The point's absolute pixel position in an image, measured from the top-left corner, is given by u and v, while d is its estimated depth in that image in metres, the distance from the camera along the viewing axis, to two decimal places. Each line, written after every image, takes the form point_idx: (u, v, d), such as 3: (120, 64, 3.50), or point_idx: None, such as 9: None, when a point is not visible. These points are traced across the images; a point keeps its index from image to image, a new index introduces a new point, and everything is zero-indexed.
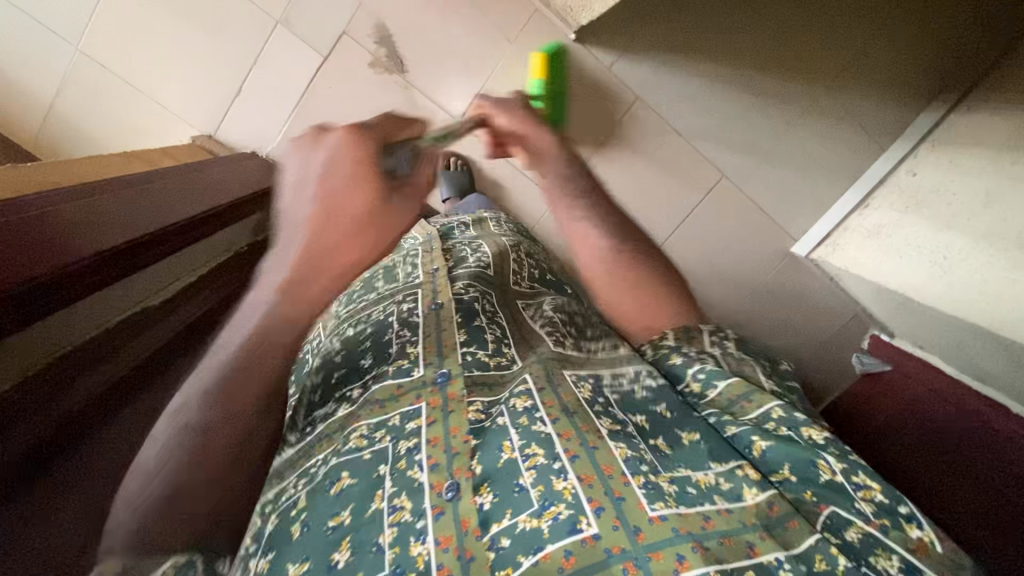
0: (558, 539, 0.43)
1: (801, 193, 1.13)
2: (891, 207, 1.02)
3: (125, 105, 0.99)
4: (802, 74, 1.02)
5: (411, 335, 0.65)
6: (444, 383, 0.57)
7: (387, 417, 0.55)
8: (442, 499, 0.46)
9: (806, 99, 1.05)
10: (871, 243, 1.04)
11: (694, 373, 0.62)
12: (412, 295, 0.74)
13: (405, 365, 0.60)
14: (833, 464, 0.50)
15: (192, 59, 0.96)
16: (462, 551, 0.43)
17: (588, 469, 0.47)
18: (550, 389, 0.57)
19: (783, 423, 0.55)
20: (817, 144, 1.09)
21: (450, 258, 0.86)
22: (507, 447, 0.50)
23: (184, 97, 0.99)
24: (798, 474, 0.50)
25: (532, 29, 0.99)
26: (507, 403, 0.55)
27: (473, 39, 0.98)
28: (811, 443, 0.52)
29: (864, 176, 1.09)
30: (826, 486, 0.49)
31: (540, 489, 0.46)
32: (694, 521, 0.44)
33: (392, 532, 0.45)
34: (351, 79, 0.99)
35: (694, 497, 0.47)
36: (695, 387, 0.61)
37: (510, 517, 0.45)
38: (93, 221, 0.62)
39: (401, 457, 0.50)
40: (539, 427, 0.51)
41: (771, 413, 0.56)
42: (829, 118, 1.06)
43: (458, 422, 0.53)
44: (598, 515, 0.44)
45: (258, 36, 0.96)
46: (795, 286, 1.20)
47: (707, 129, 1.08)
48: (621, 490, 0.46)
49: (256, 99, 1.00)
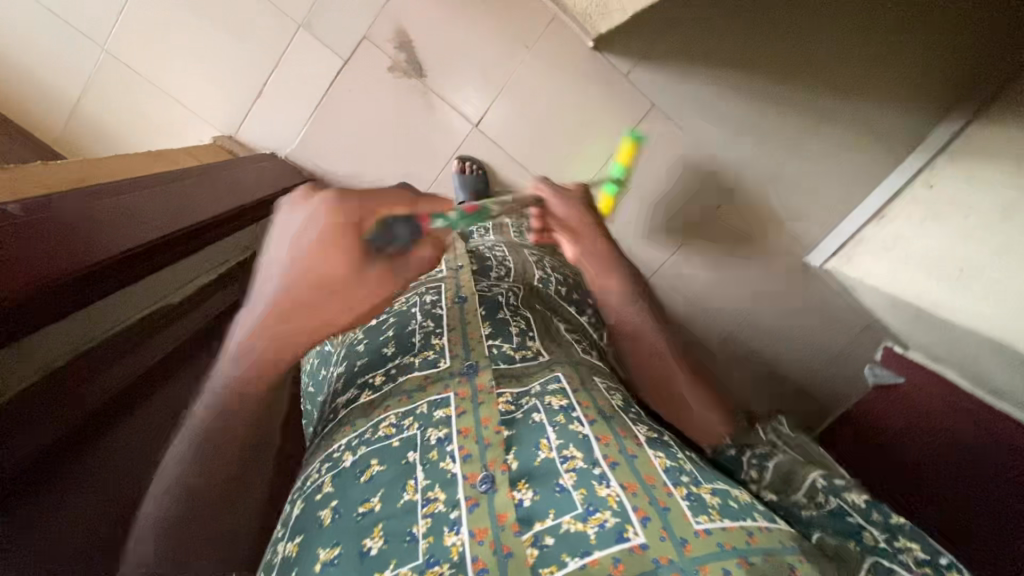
0: (606, 547, 0.43)
1: (815, 203, 1.13)
2: (908, 218, 1.02)
3: (149, 104, 1.00)
4: (818, 83, 1.02)
5: (435, 326, 0.66)
6: (472, 374, 0.58)
7: (415, 405, 0.56)
8: (477, 491, 0.47)
9: (822, 110, 1.05)
10: (887, 254, 1.03)
11: (749, 458, 0.58)
12: (436, 287, 0.74)
13: (431, 356, 0.61)
14: (877, 534, 0.46)
15: (215, 60, 0.98)
16: (498, 547, 0.43)
17: (630, 477, 0.48)
18: (585, 392, 0.58)
19: (827, 492, 0.51)
20: (832, 155, 1.09)
21: (473, 257, 0.85)
22: (545, 445, 0.51)
23: (206, 97, 1.00)
24: (839, 533, 0.47)
25: (549, 35, 0.99)
26: (542, 400, 0.56)
27: (491, 44, 0.99)
28: (856, 512, 0.48)
29: (882, 186, 1.08)
30: (867, 547, 0.45)
31: (583, 493, 0.46)
32: (737, 536, 0.44)
33: (426, 522, 0.45)
34: (371, 83, 1.00)
35: (736, 511, 0.47)
36: (753, 473, 0.57)
37: (554, 517, 0.45)
38: (109, 217, 0.61)
39: (433, 448, 0.51)
40: (578, 427, 0.52)
41: (818, 482, 0.52)
42: (845, 128, 1.06)
43: (490, 413, 0.53)
44: (645, 525, 0.44)
45: (280, 39, 0.97)
46: (810, 296, 1.19)
47: (723, 137, 1.08)
48: (666, 500, 0.46)
49: (277, 101, 1.01)
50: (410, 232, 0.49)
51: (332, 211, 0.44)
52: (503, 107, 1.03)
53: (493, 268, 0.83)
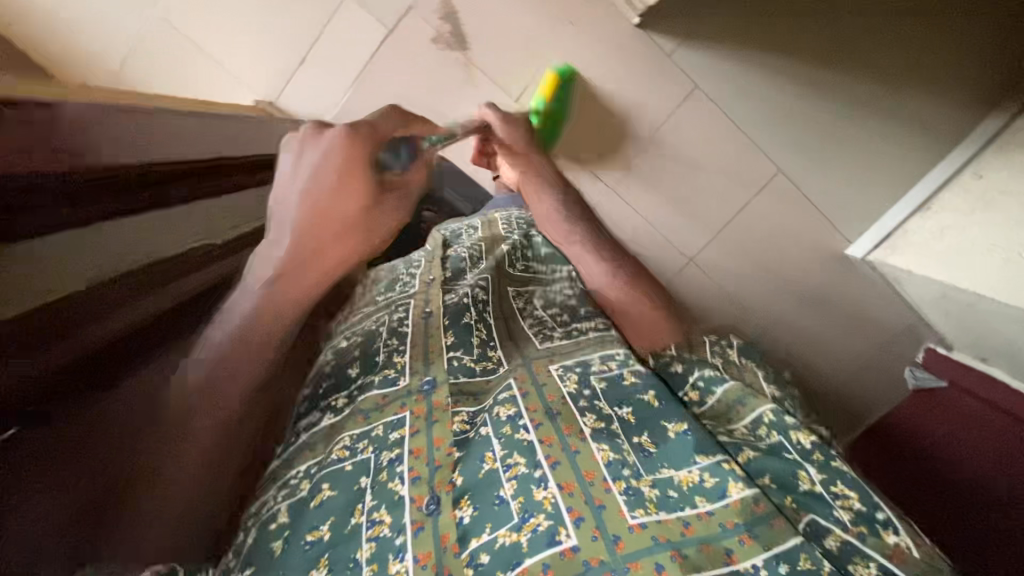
0: (537, 553, 0.42)
1: (855, 196, 1.10)
2: (955, 209, 0.99)
3: (191, 66, 1.01)
4: (866, 73, 1.00)
5: (399, 343, 0.66)
6: (429, 391, 0.57)
7: (371, 428, 0.55)
8: (423, 513, 0.46)
9: (868, 98, 1.03)
10: (933, 245, 0.99)
11: (693, 380, 0.65)
12: (405, 305, 0.75)
13: (391, 373, 0.61)
14: (813, 475, 0.52)
15: (259, 23, 0.98)
16: (440, 568, 0.42)
17: (568, 476, 0.47)
18: (535, 394, 0.57)
19: (773, 430, 0.57)
20: (876, 145, 1.06)
21: (448, 265, 0.86)
22: (489, 458, 0.50)
23: (247, 61, 1.00)
24: (779, 481, 0.52)
25: (595, 13, 0.99)
26: (492, 412, 0.55)
27: (535, 18, 0.99)
28: (798, 451, 0.55)
29: (925, 178, 1.06)
30: (805, 493, 0.51)
31: (521, 501, 0.46)
32: (673, 529, 0.44)
33: (370, 548, 0.44)
34: (414, 53, 1.00)
35: (673, 502, 0.47)
36: (695, 395, 0.64)
37: (490, 530, 0.44)
38: (130, 147, 0.57)
39: (383, 469, 0.50)
40: (523, 436, 0.51)
41: (764, 417, 0.58)
42: (890, 118, 1.04)
43: (442, 434, 0.52)
44: (578, 525, 0.43)
45: (325, 6, 0.97)
46: (847, 291, 1.16)
47: (764, 124, 1.07)
48: (602, 497, 0.46)
49: (318, 68, 1.01)
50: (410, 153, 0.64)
51: (347, 151, 0.53)
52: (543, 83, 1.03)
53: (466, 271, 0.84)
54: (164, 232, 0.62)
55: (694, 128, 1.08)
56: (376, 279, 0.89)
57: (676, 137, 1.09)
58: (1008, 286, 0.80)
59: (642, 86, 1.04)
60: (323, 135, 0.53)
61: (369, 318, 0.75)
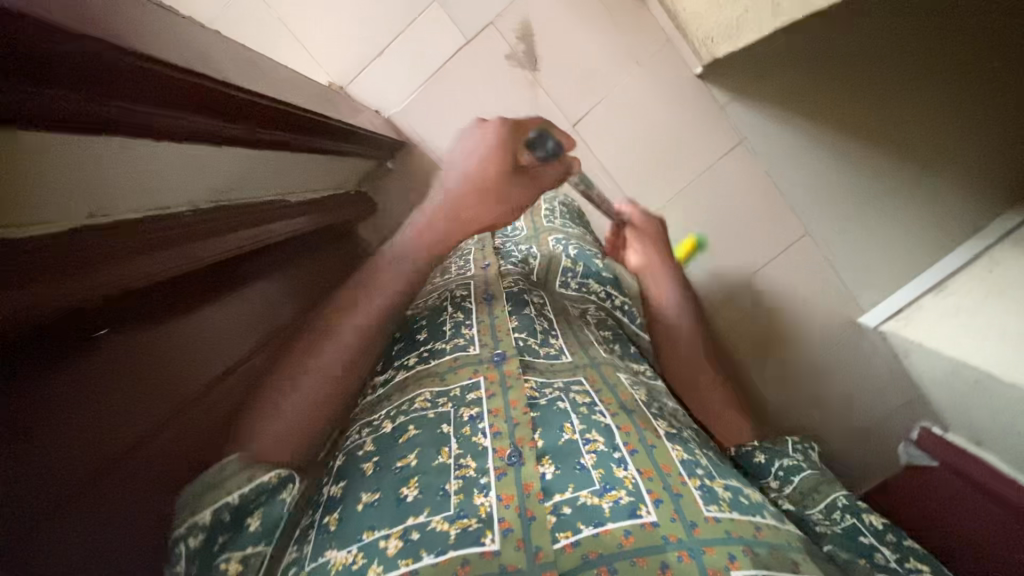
0: (618, 519, 0.42)
1: (874, 269, 1.16)
2: (970, 292, 0.99)
3: (270, 37, 1.03)
4: (895, 151, 1.08)
5: (463, 318, 0.65)
6: (500, 361, 0.57)
7: (448, 388, 0.55)
8: (505, 462, 0.46)
9: (896, 180, 1.10)
10: (947, 321, 0.99)
11: (775, 470, 0.60)
12: (466, 284, 0.73)
13: (461, 341, 0.61)
14: (888, 554, 0.50)
15: (347, 13, 1.03)
16: (523, 510, 0.43)
17: (648, 464, 0.47)
18: (609, 391, 0.57)
19: (846, 512, 0.54)
20: (898, 223, 1.13)
21: (501, 256, 0.86)
22: (568, 428, 0.49)
23: (327, 43, 1.04)
24: (853, 550, 0.50)
25: (661, 58, 1.06)
26: (567, 394, 0.54)
27: (606, 53, 1.05)
28: (872, 534, 0.52)
29: (942, 263, 1.09)
30: (880, 566, 0.49)
31: (601, 472, 0.45)
32: (745, 528, 0.43)
33: (457, 482, 0.45)
34: (487, 65, 1.05)
35: (746, 506, 0.46)
36: (775, 484, 0.60)
37: (573, 490, 0.44)
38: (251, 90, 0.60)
39: (466, 424, 0.50)
40: (600, 419, 0.51)
41: (837, 501, 0.55)
42: (914, 199, 1.11)
43: (518, 397, 0.52)
44: (657, 505, 0.43)
45: (413, 7, 1.03)
46: (856, 360, 1.19)
47: (800, 188, 1.13)
48: (679, 487, 0.45)
49: (393, 63, 1.05)
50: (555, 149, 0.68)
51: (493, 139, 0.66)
52: (602, 113, 1.08)
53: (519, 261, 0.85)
54: (258, 180, 0.63)
55: (735, 179, 1.13)
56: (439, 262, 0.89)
57: (717, 184, 1.13)
58: (1005, 364, 0.82)
59: (694, 132, 1.10)
60: (486, 124, 0.67)
61: (431, 292, 0.75)
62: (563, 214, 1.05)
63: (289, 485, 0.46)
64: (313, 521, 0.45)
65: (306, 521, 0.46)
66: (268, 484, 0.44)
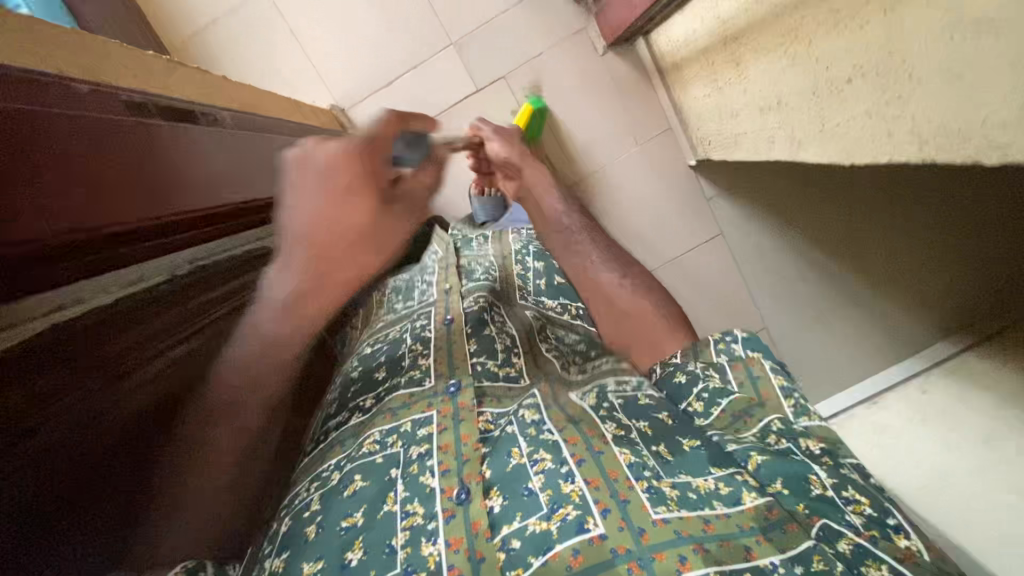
0: (566, 539, 0.42)
1: (822, 372, 1.18)
2: (897, 412, 0.96)
3: (279, 50, 1.04)
4: (856, 267, 1.14)
5: (423, 349, 0.68)
6: (454, 393, 0.58)
7: (399, 424, 0.55)
8: (453, 503, 0.47)
9: (852, 294, 1.16)
10: (870, 437, 0.97)
11: (696, 391, 0.59)
12: (426, 314, 0.76)
13: (417, 374, 0.62)
14: (823, 479, 0.48)
15: (360, 41, 1.04)
16: (472, 552, 0.43)
17: (594, 473, 0.47)
18: (557, 407, 0.57)
19: (781, 435, 0.52)
20: (851, 334, 1.17)
21: (462, 273, 0.89)
22: (516, 453, 0.51)
23: (335, 66, 1.04)
24: (792, 491, 0.47)
25: (659, 142, 1.10)
26: (517, 415, 0.56)
27: (607, 127, 1.09)
28: (805, 453, 0.50)
29: (881, 375, 1.08)
30: (817, 500, 0.46)
31: (549, 493, 0.46)
32: (693, 525, 0.43)
33: (404, 534, 0.45)
34: (489, 115, 1.06)
35: (694, 501, 0.46)
36: (699, 406, 0.58)
37: (520, 519, 0.45)
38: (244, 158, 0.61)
39: (414, 462, 0.51)
40: (547, 437, 0.51)
41: (771, 424, 0.53)
42: (866, 314, 1.16)
43: (469, 431, 0.53)
44: (605, 516, 0.43)
45: (427, 48, 1.04)
46: None
47: None
48: (627, 493, 0.45)
49: (396, 96, 1.05)
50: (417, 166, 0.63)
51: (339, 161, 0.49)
52: (594, 182, 1.11)
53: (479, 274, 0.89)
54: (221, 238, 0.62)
55: (710, 261, 1.20)
56: (395, 289, 0.90)
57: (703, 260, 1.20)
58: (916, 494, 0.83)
59: (682, 207, 1.16)
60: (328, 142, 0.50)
61: (393, 327, 0.76)
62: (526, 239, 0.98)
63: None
64: None
65: None
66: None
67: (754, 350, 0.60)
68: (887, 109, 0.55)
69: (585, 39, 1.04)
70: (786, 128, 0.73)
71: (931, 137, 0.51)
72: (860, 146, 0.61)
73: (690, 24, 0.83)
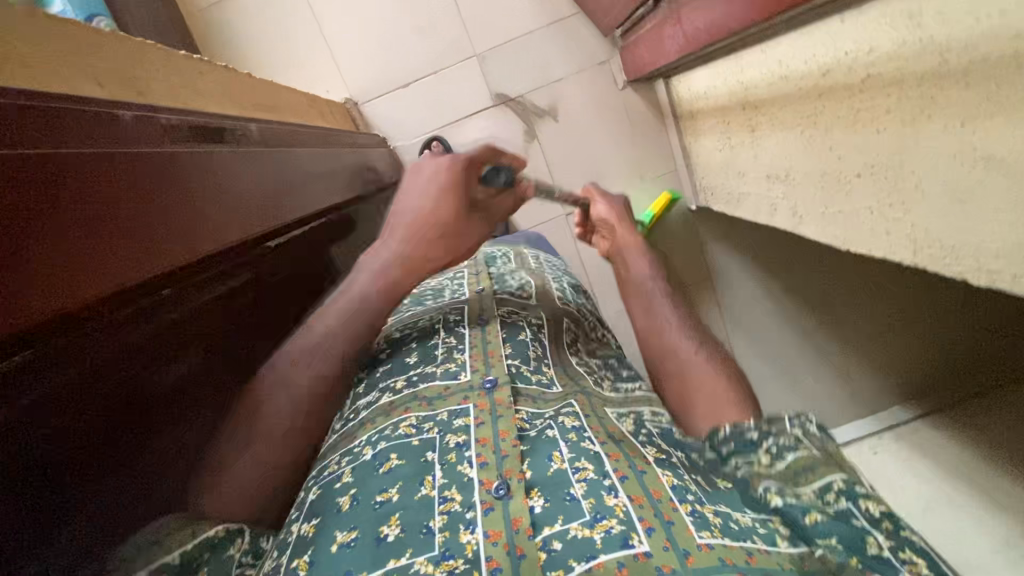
0: (611, 551, 0.38)
1: None
2: None
3: (302, 41, 1.04)
4: (830, 324, 1.19)
5: (457, 343, 0.67)
6: (491, 389, 0.57)
7: (435, 413, 0.55)
8: (492, 495, 0.44)
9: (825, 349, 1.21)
10: None
11: (765, 446, 0.47)
12: (457, 309, 0.75)
13: (452, 368, 0.62)
14: (880, 540, 0.40)
15: (384, 42, 1.04)
16: (511, 547, 0.40)
17: (638, 490, 0.44)
18: (596, 418, 0.55)
19: (842, 495, 0.42)
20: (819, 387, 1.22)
21: (494, 279, 0.86)
22: (557, 457, 0.47)
23: (356, 64, 1.04)
24: (845, 547, 0.39)
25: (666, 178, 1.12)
26: (556, 420, 0.54)
27: (616, 157, 1.10)
28: (865, 519, 0.41)
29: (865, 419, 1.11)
30: (872, 562, 0.39)
31: (592, 502, 0.42)
32: (738, 554, 0.38)
33: (442, 519, 0.43)
34: (503, 133, 1.07)
35: (737, 532, 0.41)
36: (764, 458, 0.47)
37: (563, 523, 0.41)
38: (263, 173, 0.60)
39: (451, 451, 0.49)
40: (588, 445, 0.49)
41: (834, 484, 0.43)
42: (835, 370, 1.21)
43: (507, 427, 0.51)
44: (649, 534, 0.39)
45: (450, 58, 1.04)
46: None
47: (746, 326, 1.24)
48: (671, 514, 0.41)
49: (414, 102, 1.06)
50: (508, 179, 0.75)
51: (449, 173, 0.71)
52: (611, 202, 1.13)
53: (514, 283, 0.85)
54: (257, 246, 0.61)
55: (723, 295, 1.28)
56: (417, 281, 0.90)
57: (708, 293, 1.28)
58: None
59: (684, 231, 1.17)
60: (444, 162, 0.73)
61: (426, 310, 0.76)
62: (556, 268, 1.02)
63: (237, 538, 0.43)
64: (279, 565, 0.42)
65: (270, 565, 0.42)
66: (215, 536, 0.41)
67: (831, 441, 0.46)
68: (889, 210, 0.58)
69: (607, 71, 1.06)
70: (789, 200, 0.76)
71: (924, 245, 0.55)
72: (858, 233, 0.64)
73: (713, 81, 0.85)
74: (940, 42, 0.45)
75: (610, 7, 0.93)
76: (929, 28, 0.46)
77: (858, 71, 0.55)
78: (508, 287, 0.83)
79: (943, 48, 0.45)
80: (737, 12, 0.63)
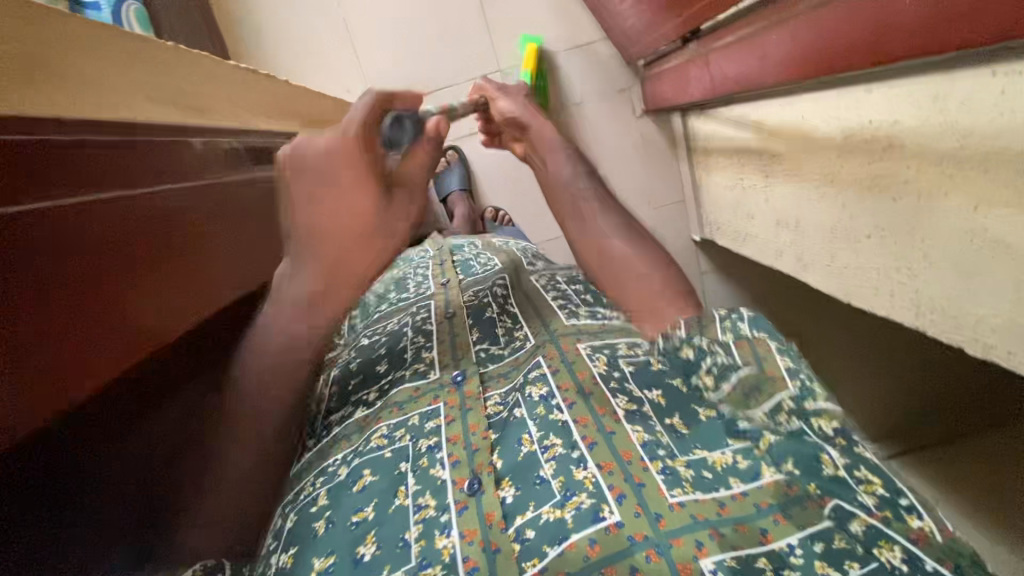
0: (581, 528, 0.37)
1: None
2: None
3: (330, 43, 1.06)
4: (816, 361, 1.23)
5: (425, 341, 0.64)
6: (460, 383, 0.55)
7: (407, 417, 0.51)
8: (465, 493, 0.42)
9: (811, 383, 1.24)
10: None
11: (707, 363, 0.49)
12: (425, 306, 0.74)
13: (421, 368, 0.59)
14: (835, 458, 0.40)
15: (410, 48, 1.07)
16: (487, 544, 0.38)
17: (607, 456, 0.42)
18: (567, 371, 0.52)
19: (793, 415, 0.43)
20: None
21: (458, 270, 0.87)
22: (527, 440, 0.45)
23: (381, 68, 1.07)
24: (801, 468, 0.39)
25: (666, 206, 1.16)
26: (525, 391, 0.51)
27: (621, 180, 1.14)
28: (818, 435, 0.41)
29: None
30: (828, 479, 0.38)
31: (562, 480, 0.41)
32: (709, 508, 0.37)
33: (417, 528, 0.41)
34: None
35: (710, 482, 0.40)
36: (709, 381, 0.49)
37: (534, 509, 0.40)
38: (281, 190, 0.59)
39: (423, 455, 0.46)
40: (556, 415, 0.46)
41: (783, 402, 0.43)
42: None
43: (477, 420, 0.49)
44: (619, 502, 0.38)
45: (473, 68, 1.07)
46: None
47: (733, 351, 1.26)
48: (641, 476, 0.40)
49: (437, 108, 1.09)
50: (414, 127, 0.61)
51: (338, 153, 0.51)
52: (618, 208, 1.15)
53: (476, 269, 0.86)
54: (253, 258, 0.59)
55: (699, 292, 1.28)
56: (380, 296, 0.88)
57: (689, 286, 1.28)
58: None
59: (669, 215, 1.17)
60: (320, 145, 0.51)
61: (393, 320, 0.74)
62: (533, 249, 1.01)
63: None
64: None
65: None
66: None
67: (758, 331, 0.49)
68: (895, 273, 0.61)
69: (625, 99, 1.11)
70: (796, 248, 0.79)
71: (927, 310, 0.57)
72: (862, 289, 0.67)
73: (731, 122, 0.87)
74: (963, 127, 0.48)
75: (638, 37, 0.95)
76: (955, 114, 0.48)
77: (878, 142, 0.58)
78: (470, 274, 0.83)
79: (966, 133, 0.47)
80: (769, 66, 0.66)
